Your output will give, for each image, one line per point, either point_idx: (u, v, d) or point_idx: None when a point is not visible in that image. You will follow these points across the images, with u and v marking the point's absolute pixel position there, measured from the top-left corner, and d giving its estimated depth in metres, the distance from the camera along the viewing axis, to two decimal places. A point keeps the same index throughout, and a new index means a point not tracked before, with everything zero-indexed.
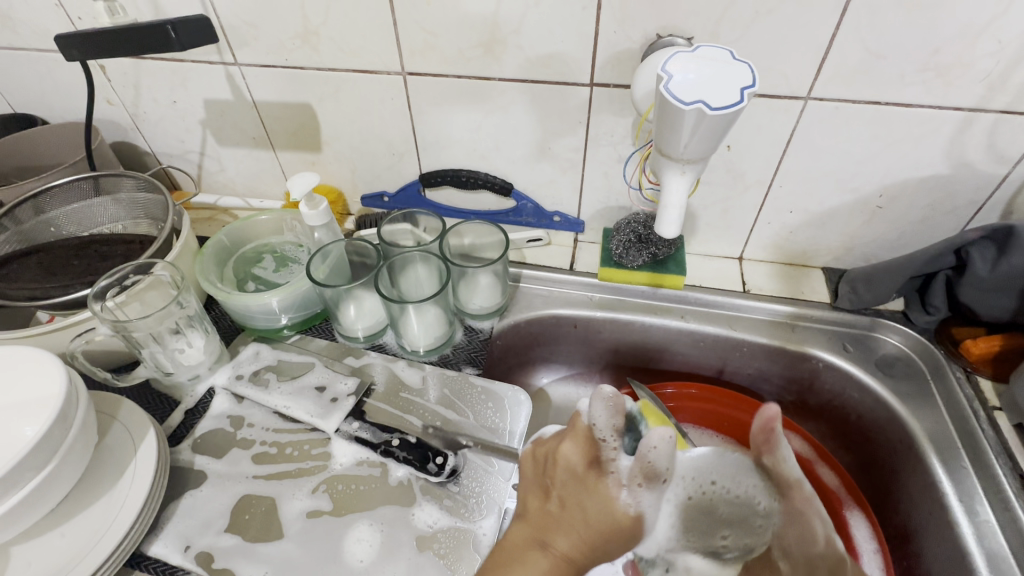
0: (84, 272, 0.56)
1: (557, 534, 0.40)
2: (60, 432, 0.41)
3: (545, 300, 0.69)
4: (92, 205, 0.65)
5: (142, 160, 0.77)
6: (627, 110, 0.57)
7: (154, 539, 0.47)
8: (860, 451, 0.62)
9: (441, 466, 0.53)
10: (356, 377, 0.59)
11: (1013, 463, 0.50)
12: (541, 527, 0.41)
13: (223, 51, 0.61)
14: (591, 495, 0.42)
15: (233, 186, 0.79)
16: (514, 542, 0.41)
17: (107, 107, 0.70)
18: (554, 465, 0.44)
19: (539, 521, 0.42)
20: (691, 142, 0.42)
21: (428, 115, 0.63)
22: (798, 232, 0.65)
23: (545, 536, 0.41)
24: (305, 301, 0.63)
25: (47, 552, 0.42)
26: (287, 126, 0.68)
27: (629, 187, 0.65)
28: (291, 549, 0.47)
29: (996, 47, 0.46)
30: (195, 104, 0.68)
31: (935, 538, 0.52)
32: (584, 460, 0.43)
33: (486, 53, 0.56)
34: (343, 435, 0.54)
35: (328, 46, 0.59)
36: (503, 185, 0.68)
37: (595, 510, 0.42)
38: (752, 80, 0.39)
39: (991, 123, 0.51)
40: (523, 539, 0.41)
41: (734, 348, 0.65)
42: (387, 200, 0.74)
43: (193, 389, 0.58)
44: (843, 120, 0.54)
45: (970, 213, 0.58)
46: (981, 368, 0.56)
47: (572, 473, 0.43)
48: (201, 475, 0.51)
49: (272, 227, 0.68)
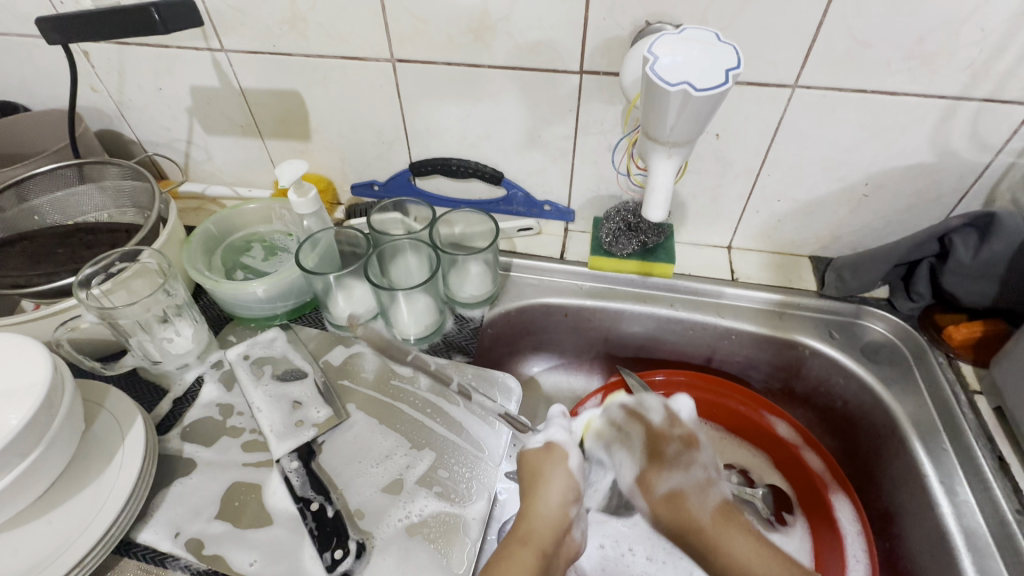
0: (69, 260, 0.55)
1: (529, 525, 0.44)
2: (45, 418, 0.41)
3: (535, 289, 0.69)
4: (76, 193, 0.64)
5: (128, 148, 0.76)
6: (617, 98, 0.57)
7: (143, 526, 0.47)
8: (844, 436, 0.63)
9: (336, 561, 0.45)
10: (329, 407, 0.55)
11: (991, 445, 0.51)
12: (542, 543, 0.43)
13: (208, 37, 0.61)
14: (556, 476, 0.47)
15: (220, 174, 0.78)
16: (541, 534, 0.44)
17: (91, 95, 0.69)
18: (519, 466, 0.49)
19: (528, 505, 0.46)
20: (677, 124, 0.42)
21: (418, 102, 0.63)
22: (785, 222, 0.66)
23: (544, 544, 0.43)
24: (294, 290, 0.62)
25: (34, 539, 0.42)
26: (274, 113, 0.67)
27: (617, 173, 0.65)
28: (281, 535, 0.47)
29: (979, 35, 0.47)
30: (182, 92, 0.67)
31: (916, 519, 0.53)
32: (547, 456, 0.49)
33: (475, 40, 0.56)
34: (280, 471, 0.50)
35: (316, 32, 0.58)
36: (493, 174, 0.68)
37: (558, 496, 0.46)
38: (737, 63, 0.39)
39: (975, 111, 0.51)
40: (550, 535, 0.44)
41: (722, 336, 0.66)
42: (377, 189, 0.74)
43: (181, 378, 0.58)
44: (830, 109, 0.54)
45: (954, 201, 0.59)
46: (962, 353, 0.57)
47: (537, 455, 0.49)
48: (190, 463, 0.51)
49: (259, 216, 0.67)
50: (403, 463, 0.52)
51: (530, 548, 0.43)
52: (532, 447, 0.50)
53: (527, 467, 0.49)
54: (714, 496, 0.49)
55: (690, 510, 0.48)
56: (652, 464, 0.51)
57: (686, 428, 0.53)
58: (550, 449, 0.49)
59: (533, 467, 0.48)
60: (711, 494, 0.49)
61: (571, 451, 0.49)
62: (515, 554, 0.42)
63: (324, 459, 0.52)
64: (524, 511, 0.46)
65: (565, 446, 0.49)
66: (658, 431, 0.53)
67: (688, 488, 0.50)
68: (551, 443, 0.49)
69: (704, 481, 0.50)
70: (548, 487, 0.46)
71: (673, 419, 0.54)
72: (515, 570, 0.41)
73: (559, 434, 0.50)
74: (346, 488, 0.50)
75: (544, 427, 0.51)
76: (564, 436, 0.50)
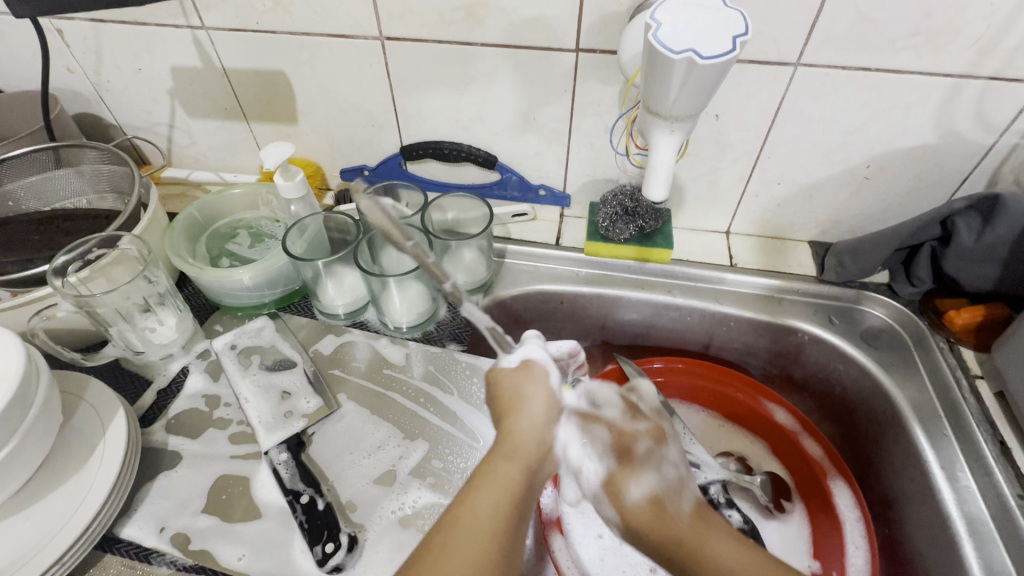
0: (45, 247, 0.53)
1: (508, 443, 0.42)
2: (19, 410, 0.39)
3: (530, 276, 0.68)
4: (53, 178, 0.61)
5: (107, 133, 0.73)
6: (614, 78, 0.56)
7: (127, 521, 0.45)
8: (844, 423, 0.63)
9: (327, 554, 0.43)
10: (320, 397, 0.53)
11: (993, 430, 0.51)
12: (527, 458, 0.42)
13: (188, 13, 0.58)
14: (534, 393, 0.46)
15: (205, 160, 0.75)
16: (522, 446, 0.42)
17: (67, 77, 0.67)
18: (495, 385, 0.47)
19: (507, 418, 0.44)
20: (680, 96, 0.40)
21: (407, 83, 0.61)
22: (785, 206, 0.65)
23: (529, 459, 0.42)
24: (282, 278, 0.60)
25: (11, 536, 0.40)
26: (259, 95, 0.65)
27: (616, 153, 0.63)
28: (271, 528, 0.45)
29: (988, 10, 0.45)
30: (162, 73, 0.64)
31: (917, 505, 0.52)
32: (520, 376, 0.46)
33: (467, 17, 0.54)
34: (268, 463, 0.49)
35: (300, 8, 0.56)
36: (487, 158, 0.66)
37: (536, 413, 0.44)
38: (744, 30, 0.37)
39: (981, 90, 0.50)
40: (533, 448, 0.43)
41: (720, 322, 0.65)
42: (367, 174, 0.71)
43: (165, 368, 0.56)
44: (833, 88, 0.53)
45: (956, 184, 0.58)
46: (964, 338, 0.56)
47: (514, 375, 0.47)
48: (176, 456, 0.49)
49: (246, 202, 0.65)
50: (395, 454, 0.51)
51: (517, 463, 0.41)
52: (508, 367, 0.48)
53: (501, 382, 0.47)
54: (688, 497, 0.47)
55: (665, 514, 0.46)
56: (622, 468, 0.49)
57: (649, 421, 0.54)
58: (528, 367, 0.47)
59: (509, 390, 0.46)
60: (683, 495, 0.47)
61: (550, 369, 0.47)
62: (498, 467, 0.41)
63: (314, 451, 0.50)
64: (504, 427, 0.44)
65: (544, 364, 0.48)
66: (623, 430, 0.52)
67: (662, 490, 0.48)
68: (530, 361, 0.47)
69: (675, 481, 0.49)
70: (529, 403, 0.45)
71: (636, 413, 0.54)
72: (497, 483, 0.40)
73: (537, 352, 0.49)
74: (338, 480, 0.49)
75: (521, 347, 0.50)
76: (542, 355, 0.48)
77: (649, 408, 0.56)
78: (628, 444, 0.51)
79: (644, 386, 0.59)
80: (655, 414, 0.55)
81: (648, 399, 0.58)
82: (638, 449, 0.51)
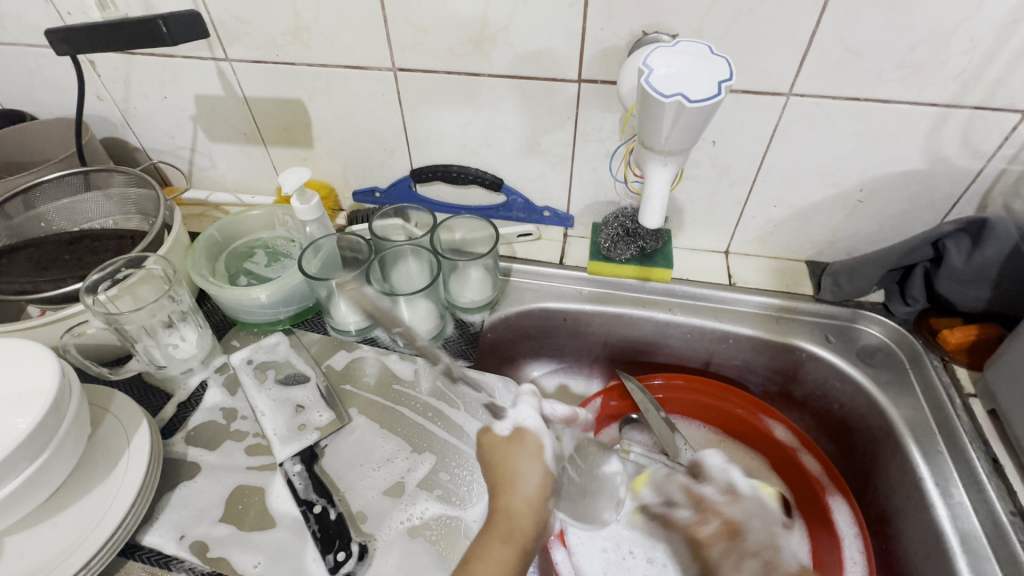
0: (76, 266, 0.56)
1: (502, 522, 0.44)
2: (53, 422, 0.41)
3: (535, 294, 0.70)
4: (82, 200, 0.65)
5: (133, 156, 0.77)
6: (615, 106, 0.58)
7: (149, 529, 0.47)
8: (842, 440, 0.64)
9: (338, 563, 0.45)
10: (331, 411, 0.55)
11: (986, 447, 0.52)
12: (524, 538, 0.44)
13: (213, 47, 0.62)
14: (525, 468, 0.48)
15: (224, 182, 0.79)
16: (520, 524, 0.45)
17: (97, 105, 0.70)
18: (490, 455, 0.50)
19: (501, 497, 0.46)
20: (672, 134, 0.43)
21: (418, 111, 0.64)
22: (782, 227, 0.67)
23: (521, 540, 0.43)
24: (297, 296, 0.63)
25: (41, 542, 0.43)
26: (277, 121, 0.69)
27: (615, 180, 0.66)
28: (285, 537, 0.47)
29: (969, 44, 0.48)
30: (186, 101, 0.68)
31: (912, 521, 0.53)
32: (507, 451, 0.50)
33: (475, 50, 0.57)
34: (283, 474, 0.51)
35: (319, 42, 0.59)
36: (493, 181, 0.69)
37: (529, 492, 0.47)
38: (729, 74, 0.40)
39: (966, 119, 0.52)
40: (529, 526, 0.45)
41: (720, 340, 0.67)
42: (378, 196, 0.74)
43: (185, 382, 0.58)
44: (823, 116, 0.55)
45: (947, 207, 0.60)
46: (957, 357, 0.58)
47: (506, 447, 0.50)
48: (195, 467, 0.52)
49: (262, 222, 0.68)
50: (404, 467, 0.53)
51: (511, 545, 0.43)
52: (500, 434, 0.52)
53: (495, 454, 0.50)
54: None
55: None
56: (706, 574, 0.53)
57: (721, 518, 0.55)
58: (520, 437, 0.51)
59: (502, 465, 0.49)
60: None
61: (542, 439, 0.51)
62: (492, 548, 0.42)
63: (326, 463, 0.53)
64: (500, 506, 0.46)
65: (535, 432, 0.51)
66: (698, 535, 0.55)
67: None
68: (523, 429, 0.51)
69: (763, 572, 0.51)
70: (522, 481, 0.47)
71: (705, 512, 0.56)
72: (493, 563, 0.41)
73: (530, 419, 0.52)
74: (349, 491, 0.51)
75: (513, 409, 0.53)
76: (535, 421, 0.51)
77: (719, 495, 0.57)
78: (702, 546, 0.54)
79: (711, 458, 0.60)
80: (724, 503, 0.56)
81: (719, 481, 0.58)
82: (708, 533, 0.55)
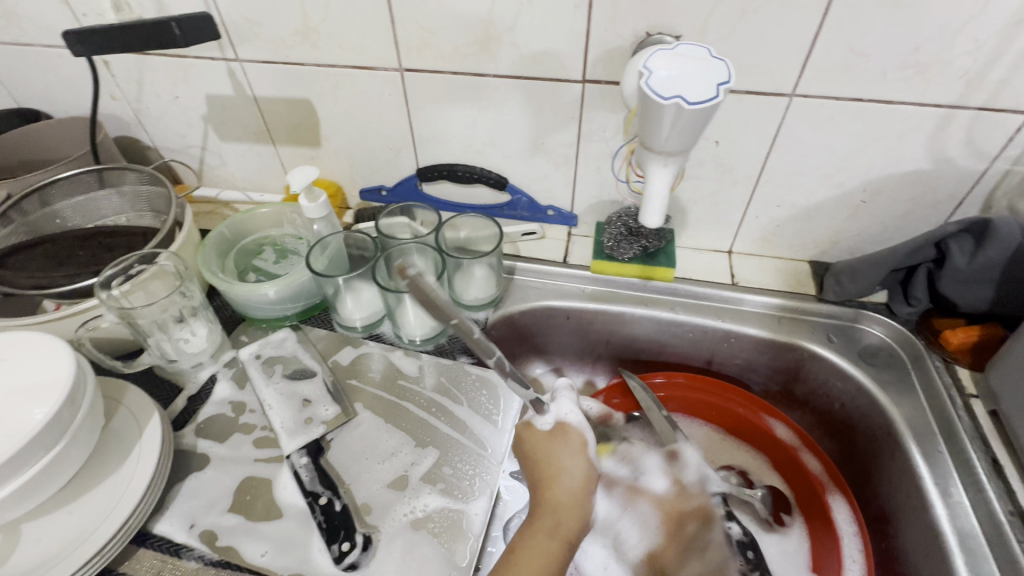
0: (90, 261, 0.58)
1: (545, 517, 0.48)
2: (69, 412, 0.43)
3: (538, 292, 0.70)
4: (96, 198, 0.66)
5: (144, 154, 0.79)
6: (619, 106, 0.59)
7: (160, 517, 0.49)
8: (844, 439, 0.64)
9: (343, 553, 0.46)
10: (337, 405, 0.56)
11: (986, 447, 0.52)
12: (569, 532, 0.48)
13: (225, 47, 0.63)
14: (570, 463, 0.51)
15: (233, 180, 0.80)
16: (560, 520, 0.48)
17: (111, 103, 0.72)
18: (531, 450, 0.52)
19: (546, 491, 0.49)
20: (672, 135, 0.43)
21: (425, 111, 0.65)
22: (785, 227, 0.67)
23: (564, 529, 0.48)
24: (305, 292, 0.64)
25: (56, 529, 0.44)
26: (286, 121, 0.70)
27: (617, 180, 0.66)
28: (291, 527, 0.49)
29: (973, 45, 0.48)
30: (197, 100, 0.69)
31: (912, 521, 0.54)
32: (549, 441, 0.52)
33: (481, 50, 0.58)
34: (290, 466, 0.52)
35: (328, 42, 0.60)
36: (498, 180, 0.69)
37: (574, 483, 0.50)
38: (728, 77, 0.41)
39: (970, 119, 0.52)
40: (572, 518, 0.48)
41: (723, 339, 0.67)
42: (384, 194, 0.75)
43: (195, 376, 0.60)
44: (827, 117, 0.55)
45: (951, 207, 0.60)
46: (960, 357, 0.58)
47: (551, 441, 0.52)
48: (204, 458, 0.53)
49: (271, 220, 0.69)
50: (408, 460, 0.54)
51: (558, 539, 0.47)
52: (541, 428, 0.53)
53: (536, 449, 0.52)
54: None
55: None
56: (671, 551, 0.57)
57: (696, 503, 0.60)
58: (564, 432, 0.53)
59: (541, 456, 0.51)
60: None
61: (584, 434, 0.53)
62: (539, 539, 0.46)
63: (332, 456, 0.54)
64: (544, 497, 0.49)
65: (578, 428, 0.53)
66: (673, 510, 0.59)
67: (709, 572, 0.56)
68: (565, 424, 0.53)
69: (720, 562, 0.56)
70: (565, 474, 0.50)
71: (683, 496, 0.60)
72: (536, 556, 0.45)
73: (570, 414, 0.54)
74: (353, 483, 0.52)
75: (554, 404, 0.55)
76: (576, 415, 0.54)
77: (693, 479, 0.61)
78: (679, 521, 0.59)
79: None
80: (697, 487, 0.61)
81: (698, 470, 0.61)
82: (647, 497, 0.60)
